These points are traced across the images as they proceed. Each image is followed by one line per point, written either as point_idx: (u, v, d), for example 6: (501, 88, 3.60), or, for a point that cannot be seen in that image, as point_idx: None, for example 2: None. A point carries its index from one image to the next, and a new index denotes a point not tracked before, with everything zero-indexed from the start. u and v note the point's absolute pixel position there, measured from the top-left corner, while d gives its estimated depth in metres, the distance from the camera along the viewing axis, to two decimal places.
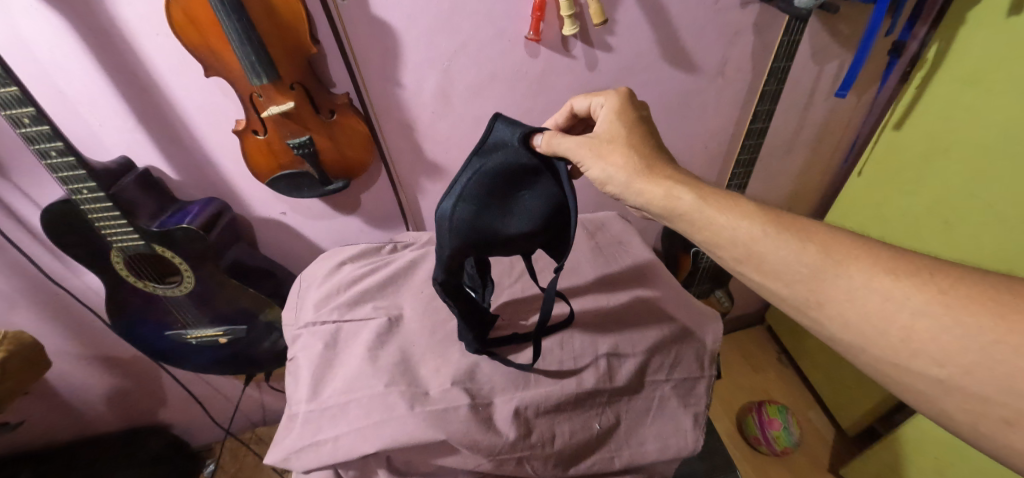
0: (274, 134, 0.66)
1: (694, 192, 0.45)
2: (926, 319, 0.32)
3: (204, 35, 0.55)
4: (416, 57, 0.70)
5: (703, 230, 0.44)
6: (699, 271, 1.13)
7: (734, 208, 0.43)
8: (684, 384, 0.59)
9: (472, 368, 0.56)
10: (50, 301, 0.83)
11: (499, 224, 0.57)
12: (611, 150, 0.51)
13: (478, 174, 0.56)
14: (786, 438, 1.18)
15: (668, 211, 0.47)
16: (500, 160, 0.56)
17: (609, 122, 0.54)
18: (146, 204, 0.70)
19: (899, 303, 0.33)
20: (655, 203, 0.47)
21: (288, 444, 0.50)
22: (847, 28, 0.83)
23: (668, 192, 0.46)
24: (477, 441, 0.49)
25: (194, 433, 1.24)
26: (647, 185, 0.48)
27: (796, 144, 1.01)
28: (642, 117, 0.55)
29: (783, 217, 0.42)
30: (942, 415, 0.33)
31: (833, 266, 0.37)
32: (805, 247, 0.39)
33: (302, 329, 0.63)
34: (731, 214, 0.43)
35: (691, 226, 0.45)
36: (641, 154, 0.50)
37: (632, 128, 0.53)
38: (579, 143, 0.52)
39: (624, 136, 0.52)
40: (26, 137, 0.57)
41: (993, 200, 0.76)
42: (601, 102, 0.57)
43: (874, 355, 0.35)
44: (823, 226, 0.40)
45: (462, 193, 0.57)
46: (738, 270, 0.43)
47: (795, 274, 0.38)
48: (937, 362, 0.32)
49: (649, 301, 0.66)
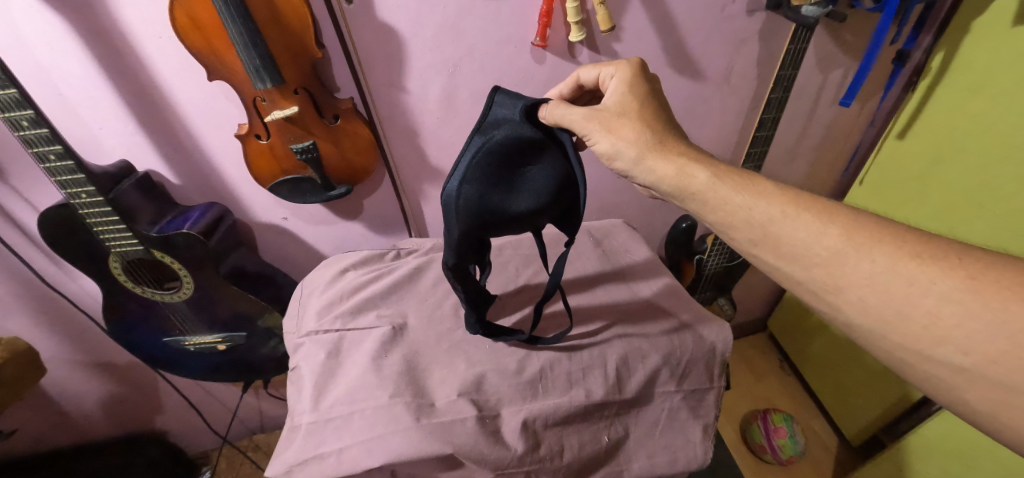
0: (277, 139, 0.66)
1: (709, 170, 0.45)
2: (952, 305, 0.31)
3: (209, 39, 0.55)
4: (422, 60, 0.69)
5: (717, 210, 0.44)
6: (703, 278, 1.12)
7: (750, 187, 0.43)
8: (695, 395, 0.58)
9: (478, 378, 0.55)
10: (46, 307, 0.82)
11: (507, 203, 0.57)
12: (622, 124, 0.50)
13: (481, 153, 0.55)
14: (792, 446, 1.17)
15: (681, 190, 0.46)
16: (503, 137, 0.55)
17: (619, 97, 0.53)
18: (146, 209, 0.69)
19: (924, 289, 0.33)
20: (667, 182, 0.47)
21: (289, 456, 0.49)
22: (852, 36, 0.84)
23: (680, 170, 0.46)
24: (485, 454, 0.48)
25: (190, 441, 1.22)
26: (660, 163, 0.47)
27: (800, 151, 1.01)
28: (654, 92, 0.54)
29: (804, 199, 0.41)
30: (967, 409, 0.32)
31: (853, 247, 0.36)
32: (827, 228, 0.38)
33: (303, 337, 0.62)
34: (750, 194, 0.43)
35: (703, 206, 0.45)
36: (652, 129, 0.49)
37: (643, 103, 0.52)
38: (587, 116, 0.51)
39: (636, 111, 0.51)
40: (25, 140, 0.55)
41: (997, 209, 0.76)
42: (613, 77, 0.56)
43: (896, 344, 0.34)
44: (844, 207, 0.40)
45: (465, 173, 0.56)
46: (752, 253, 0.43)
47: (815, 256, 0.38)
48: (962, 351, 0.31)
49: (662, 308, 0.65)
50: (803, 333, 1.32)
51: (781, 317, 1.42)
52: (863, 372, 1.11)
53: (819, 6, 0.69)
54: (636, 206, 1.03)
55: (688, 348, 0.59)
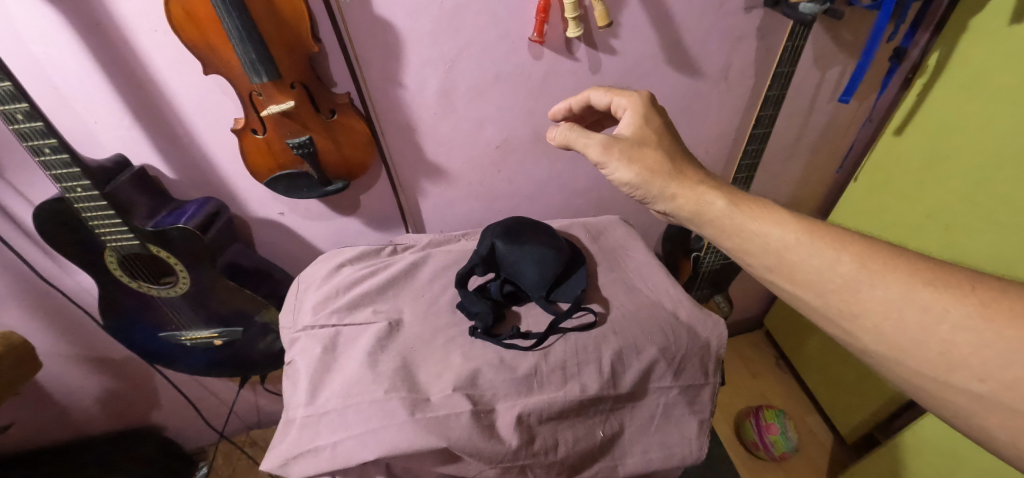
0: (273, 134, 0.65)
1: (726, 198, 0.45)
2: (966, 333, 0.32)
3: (204, 32, 0.54)
4: (420, 56, 0.69)
5: (733, 236, 0.45)
6: (699, 275, 1.12)
7: (766, 214, 0.44)
8: (689, 390, 0.58)
9: (474, 373, 0.55)
10: (41, 301, 0.82)
11: (520, 260, 0.64)
12: (641, 153, 0.50)
13: (513, 221, 0.70)
14: (784, 442, 1.16)
15: (698, 216, 0.47)
16: (532, 220, 0.71)
17: (636, 124, 0.53)
18: (141, 203, 0.69)
19: (938, 316, 0.33)
20: (686, 209, 0.47)
21: (286, 450, 0.50)
22: (850, 35, 0.84)
23: (698, 197, 0.47)
24: (480, 448, 0.49)
25: (186, 435, 1.22)
26: (679, 191, 0.48)
27: (797, 148, 1.02)
28: (666, 121, 0.54)
29: (819, 227, 0.42)
30: (978, 429, 0.33)
31: (867, 277, 0.36)
32: (840, 255, 0.38)
33: (299, 332, 0.61)
34: (765, 221, 0.43)
35: (720, 233, 0.45)
36: (671, 158, 0.50)
37: (660, 133, 0.52)
38: (605, 145, 0.51)
39: (655, 140, 0.51)
40: (19, 134, 0.55)
41: (993, 213, 0.76)
42: (625, 107, 0.56)
43: (910, 368, 0.35)
44: (857, 234, 0.40)
45: (496, 225, 0.69)
46: (767, 278, 0.44)
47: (829, 283, 0.38)
48: (978, 376, 0.31)
49: (661, 304, 0.64)
50: (799, 330, 1.32)
51: (778, 314, 1.42)
52: (858, 370, 1.11)
53: (817, 3, 0.69)
54: (634, 202, 1.03)
55: (685, 345, 0.59)
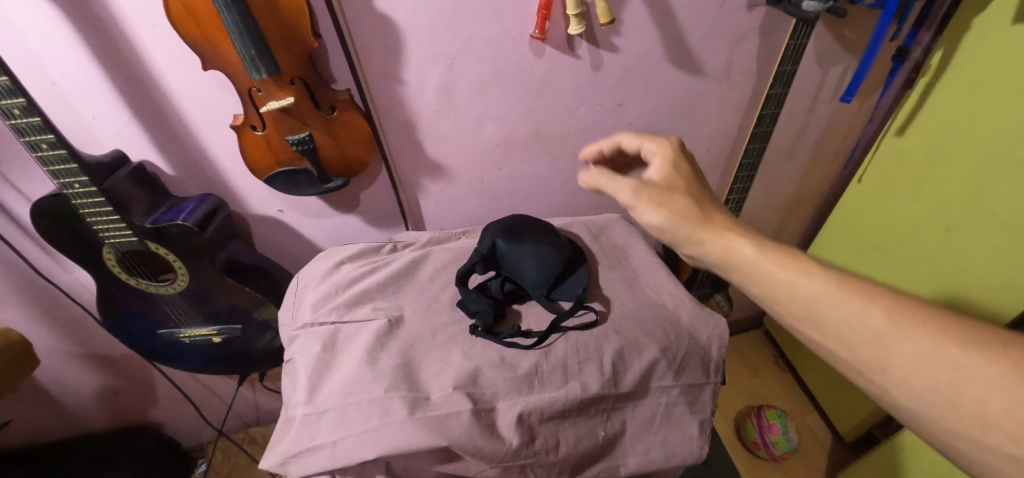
0: (272, 130, 0.65)
1: (756, 246, 0.44)
2: (1002, 395, 0.30)
3: (203, 27, 0.54)
4: (420, 52, 0.69)
5: (760, 284, 0.43)
6: (700, 274, 1.12)
7: (793, 262, 0.42)
8: (691, 389, 0.58)
9: (474, 372, 0.54)
10: (39, 297, 0.81)
11: (521, 259, 0.64)
12: (671, 198, 0.49)
13: (513, 219, 0.70)
14: (785, 442, 1.16)
15: (725, 262, 0.46)
16: (532, 218, 0.71)
17: (665, 171, 0.53)
18: (139, 199, 0.68)
19: (971, 377, 0.31)
20: (712, 255, 0.46)
21: (285, 449, 0.49)
22: (852, 33, 0.83)
23: (725, 242, 0.46)
24: (480, 447, 0.48)
25: (185, 432, 1.21)
26: (708, 238, 0.46)
27: (799, 147, 1.01)
28: (695, 169, 0.55)
29: (848, 276, 0.40)
30: None
31: (898, 333, 0.35)
32: (869, 307, 0.37)
33: (299, 330, 0.61)
34: (792, 270, 0.42)
35: (748, 280, 0.44)
36: (699, 206, 0.49)
37: (688, 182, 0.52)
38: (635, 190, 0.49)
39: (684, 188, 0.51)
40: (16, 129, 0.54)
41: (997, 215, 0.76)
42: (654, 154, 0.57)
43: (946, 430, 0.33)
44: (887, 286, 0.39)
45: (497, 223, 0.69)
46: (795, 328, 0.42)
47: (858, 336, 0.37)
48: (1013, 440, 0.29)
49: (662, 302, 0.64)
50: None
51: None
52: None
53: (820, 0, 0.68)
54: None
55: (686, 345, 0.59)
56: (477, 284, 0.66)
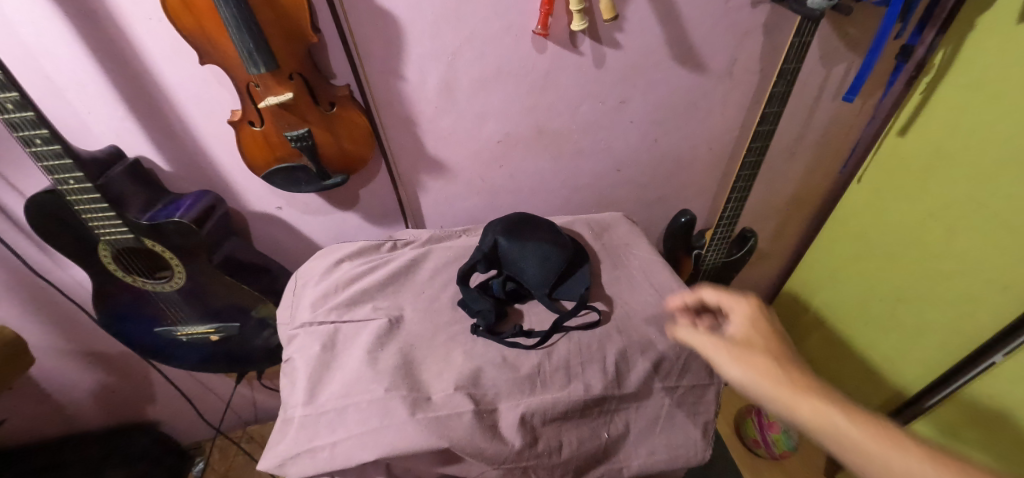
0: (271, 126, 0.64)
1: (845, 413, 0.36)
2: None
3: (200, 20, 0.53)
4: (421, 48, 0.68)
5: (858, 463, 0.35)
6: (700, 273, 1.12)
7: (896, 439, 0.35)
8: (694, 390, 0.58)
9: (476, 372, 0.54)
10: (34, 295, 0.80)
11: (523, 259, 0.63)
12: (753, 358, 0.43)
13: (514, 218, 0.69)
14: (785, 442, 1.14)
15: (817, 437, 0.37)
16: (533, 217, 0.70)
17: (742, 330, 0.48)
18: (135, 195, 0.67)
19: None
20: (801, 424, 0.38)
21: (283, 450, 0.49)
22: (857, 32, 0.83)
23: (813, 407, 0.38)
24: (483, 449, 0.48)
25: (182, 430, 1.21)
26: (791, 399, 0.39)
27: (801, 146, 1.01)
28: (781, 331, 0.48)
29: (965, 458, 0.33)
30: None
31: None
32: None
33: (298, 329, 0.60)
34: (896, 450, 0.34)
35: (846, 459, 0.36)
36: (784, 366, 0.42)
37: (773, 341, 0.46)
38: (717, 348, 0.46)
39: (766, 346, 0.45)
40: (9, 124, 0.53)
41: (1005, 218, 0.75)
42: (729, 310, 0.52)
43: None
44: None
45: (498, 221, 0.68)
46: None
47: None
48: None
49: (665, 302, 0.64)
50: (799, 329, 1.31)
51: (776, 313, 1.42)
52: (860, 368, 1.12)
53: None
54: (636, 199, 1.03)
55: (690, 345, 0.58)
56: (478, 283, 0.66)
